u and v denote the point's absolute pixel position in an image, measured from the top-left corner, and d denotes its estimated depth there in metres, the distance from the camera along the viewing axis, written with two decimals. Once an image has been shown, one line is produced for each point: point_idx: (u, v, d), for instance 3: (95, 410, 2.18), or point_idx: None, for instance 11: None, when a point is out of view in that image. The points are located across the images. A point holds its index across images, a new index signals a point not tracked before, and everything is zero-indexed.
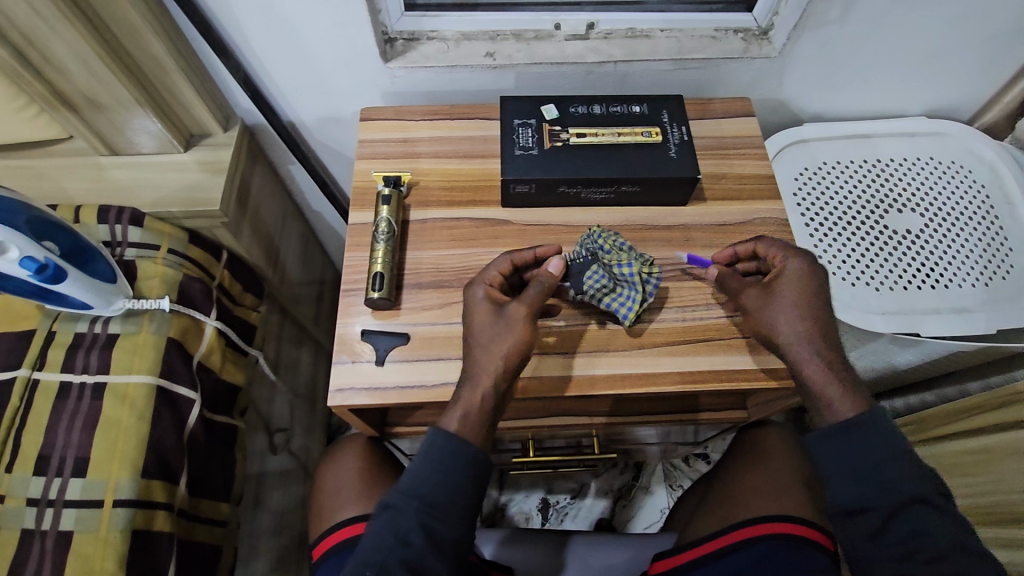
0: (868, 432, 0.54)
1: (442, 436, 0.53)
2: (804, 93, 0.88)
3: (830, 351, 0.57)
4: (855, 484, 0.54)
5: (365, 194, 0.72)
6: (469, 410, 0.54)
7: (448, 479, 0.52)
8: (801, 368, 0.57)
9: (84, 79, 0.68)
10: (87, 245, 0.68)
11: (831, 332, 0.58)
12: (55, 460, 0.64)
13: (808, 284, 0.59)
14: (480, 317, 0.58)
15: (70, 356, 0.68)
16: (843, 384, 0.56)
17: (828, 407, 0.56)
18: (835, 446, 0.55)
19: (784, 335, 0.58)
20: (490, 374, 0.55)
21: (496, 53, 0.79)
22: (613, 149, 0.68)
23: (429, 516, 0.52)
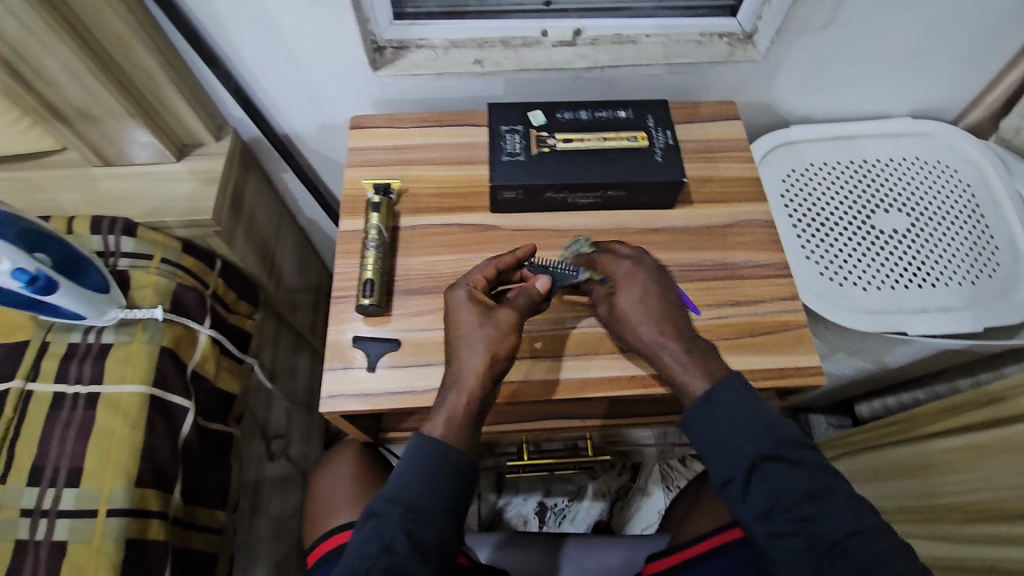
0: (718, 404, 0.53)
1: (426, 441, 0.53)
2: (790, 96, 0.89)
3: (674, 341, 0.56)
4: (729, 452, 0.51)
5: (355, 201, 0.73)
6: (454, 414, 0.54)
7: (434, 484, 0.52)
8: (661, 368, 0.56)
9: (75, 92, 0.68)
10: (79, 255, 0.69)
11: (673, 321, 0.57)
12: (49, 471, 0.64)
13: (640, 286, 0.58)
14: (465, 321, 0.57)
15: (64, 366, 0.69)
16: (694, 366, 0.55)
17: (687, 391, 0.55)
18: (711, 434, 0.52)
19: (639, 340, 0.57)
20: (476, 376, 0.54)
21: (484, 60, 0.80)
22: (599, 154, 0.69)
23: (413, 522, 0.51)
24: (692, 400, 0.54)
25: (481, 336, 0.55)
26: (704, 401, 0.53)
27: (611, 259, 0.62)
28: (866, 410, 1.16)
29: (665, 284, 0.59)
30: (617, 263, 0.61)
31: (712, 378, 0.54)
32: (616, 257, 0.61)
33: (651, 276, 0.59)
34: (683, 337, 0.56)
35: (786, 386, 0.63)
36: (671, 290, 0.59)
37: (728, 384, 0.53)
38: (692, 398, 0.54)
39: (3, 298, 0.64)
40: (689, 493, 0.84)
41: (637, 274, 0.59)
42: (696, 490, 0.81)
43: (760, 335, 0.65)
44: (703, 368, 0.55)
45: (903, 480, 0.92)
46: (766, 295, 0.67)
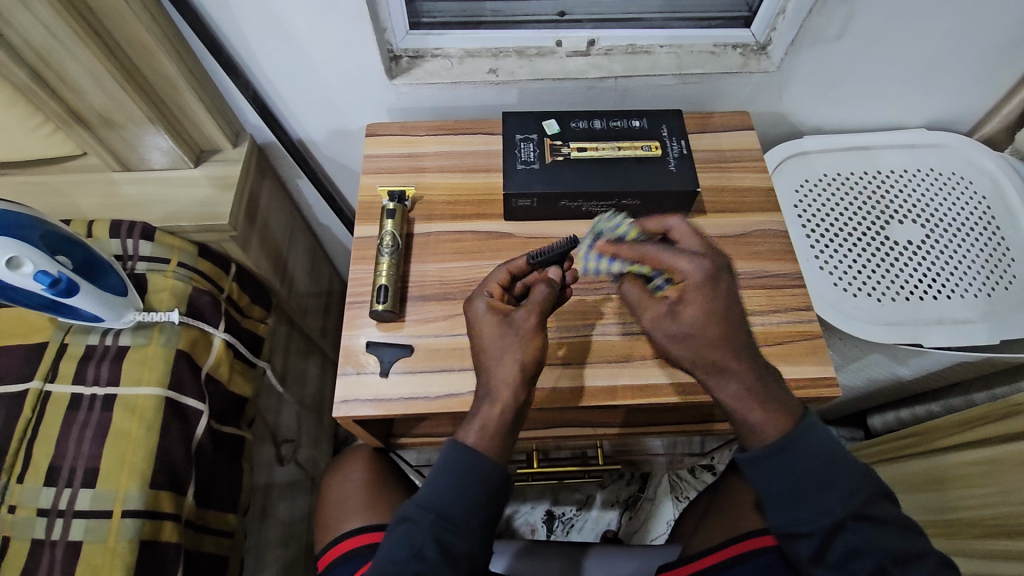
0: (800, 450, 0.52)
1: (460, 448, 0.53)
2: (804, 107, 0.89)
3: (750, 375, 0.52)
4: (796, 508, 0.53)
5: (370, 207, 0.74)
6: (487, 423, 0.53)
7: (466, 493, 0.52)
8: (725, 398, 0.53)
9: (97, 97, 0.70)
10: (100, 259, 0.69)
11: (746, 346, 0.52)
12: (65, 472, 0.65)
13: (715, 302, 0.51)
14: (489, 332, 0.56)
15: (81, 368, 0.70)
16: (762, 404, 0.52)
17: (753, 427, 0.53)
18: (763, 472, 0.53)
19: (702, 358, 0.51)
20: (507, 385, 0.53)
21: (498, 69, 0.81)
22: (614, 163, 0.69)
23: (445, 529, 0.52)
24: (760, 438, 0.53)
25: (508, 346, 0.54)
26: (779, 447, 0.53)
27: (679, 257, 0.53)
28: (879, 423, 1.15)
29: (737, 295, 0.52)
30: (688, 265, 0.52)
31: (788, 417, 0.53)
32: (684, 254, 0.53)
33: (718, 294, 0.51)
34: (755, 365, 0.52)
35: (801, 397, 0.62)
36: (738, 307, 0.52)
37: (805, 427, 0.53)
38: (764, 440, 0.53)
39: (25, 299, 0.65)
40: (700, 504, 0.83)
41: (714, 280, 0.52)
42: (707, 502, 0.81)
43: (773, 345, 0.65)
44: (779, 406, 0.53)
45: (917, 494, 0.91)
46: (780, 305, 0.67)
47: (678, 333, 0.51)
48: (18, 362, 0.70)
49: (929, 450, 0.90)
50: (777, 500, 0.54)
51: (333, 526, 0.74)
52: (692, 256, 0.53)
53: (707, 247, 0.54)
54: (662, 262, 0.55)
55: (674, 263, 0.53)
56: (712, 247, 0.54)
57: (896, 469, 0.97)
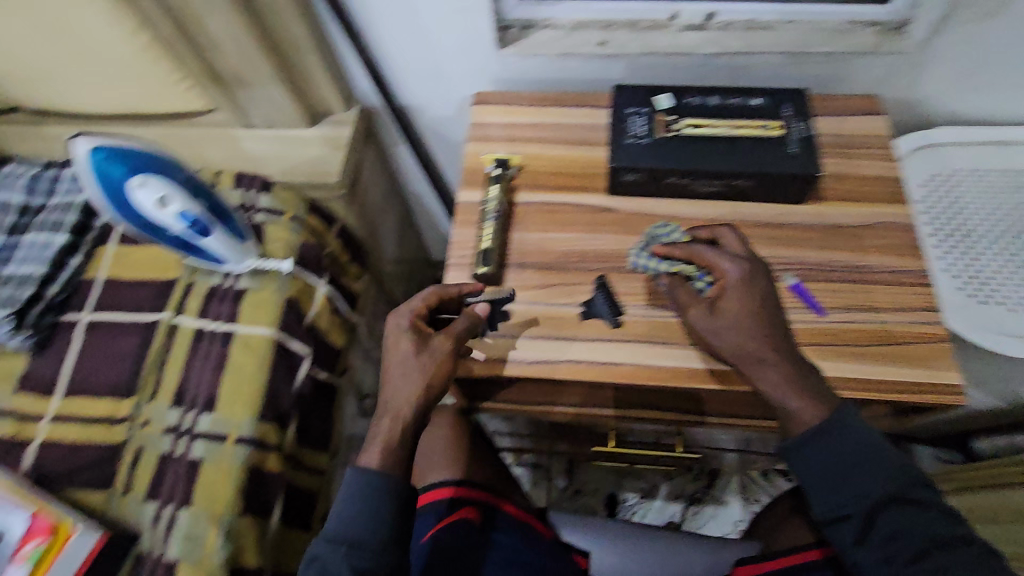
0: (835, 434, 0.52)
1: (357, 475, 0.54)
2: (940, 94, 0.81)
3: (785, 364, 0.53)
4: (834, 490, 0.52)
5: (474, 173, 0.75)
6: (386, 441, 0.55)
7: (370, 514, 0.52)
8: (761, 388, 0.54)
9: (233, 56, 0.75)
10: (225, 206, 0.75)
11: (779, 340, 0.54)
12: (190, 396, 0.71)
13: (753, 297, 0.55)
14: (394, 350, 0.57)
15: (205, 305, 0.76)
16: (804, 393, 0.53)
17: (794, 416, 0.53)
18: (801, 458, 0.53)
19: (735, 349, 0.54)
20: (409, 403, 0.55)
21: (609, 42, 0.79)
22: (728, 142, 0.66)
23: (355, 555, 0.51)
24: (796, 429, 0.53)
25: (416, 365, 0.56)
26: (815, 434, 0.52)
27: (722, 257, 0.57)
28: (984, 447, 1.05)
29: (776, 297, 0.56)
30: (728, 267, 0.56)
31: (823, 405, 0.53)
32: (728, 255, 0.57)
33: (761, 289, 0.55)
34: (789, 356, 0.54)
35: (919, 401, 0.58)
36: (778, 305, 0.56)
37: (844, 422, 0.52)
38: (794, 430, 0.53)
39: (162, 237, 0.71)
40: (780, 505, 0.80)
41: (753, 280, 0.56)
42: (790, 503, 0.78)
43: (889, 345, 0.61)
44: (815, 398, 0.53)
45: None
46: (901, 303, 0.63)
47: (715, 327, 0.55)
48: (153, 295, 0.77)
49: None
50: (815, 485, 0.52)
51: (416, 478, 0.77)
52: (731, 260, 0.57)
53: (748, 253, 0.58)
54: (707, 264, 0.58)
55: (718, 263, 0.57)
56: (751, 254, 0.58)
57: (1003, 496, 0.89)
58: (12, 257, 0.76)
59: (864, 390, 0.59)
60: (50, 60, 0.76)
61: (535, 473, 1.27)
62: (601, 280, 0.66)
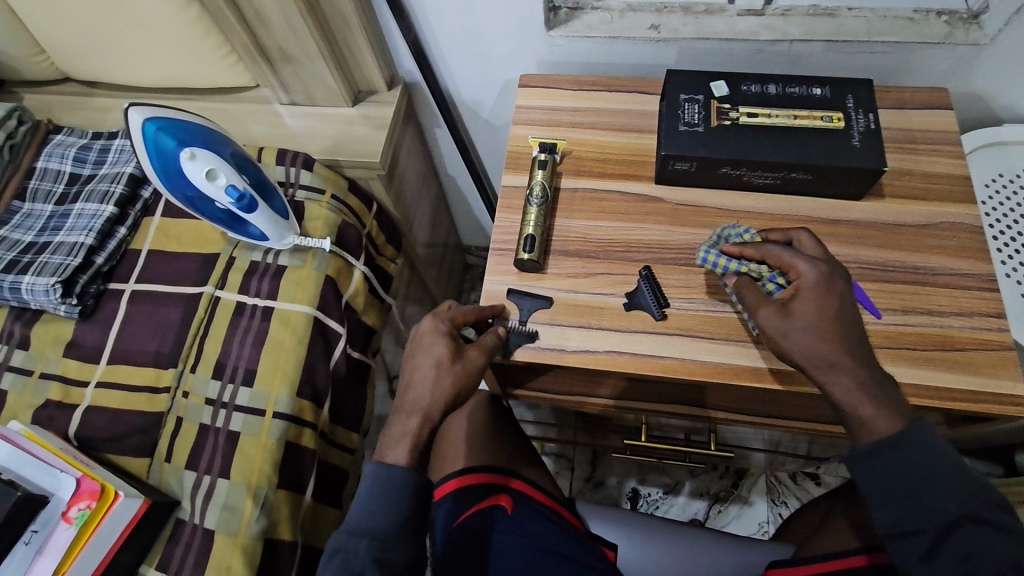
0: (905, 447, 0.50)
1: (381, 471, 0.54)
2: (1013, 89, 0.77)
3: (862, 371, 0.52)
4: (902, 506, 0.51)
5: (518, 157, 0.73)
6: (409, 440, 0.55)
7: (394, 506, 0.53)
8: (835, 392, 0.52)
9: (281, 31, 0.74)
10: (268, 183, 0.75)
11: (854, 345, 0.52)
12: (229, 369, 0.72)
13: (829, 301, 0.53)
14: (423, 356, 0.57)
15: (246, 280, 0.77)
16: (876, 401, 0.51)
17: (864, 424, 0.52)
18: (868, 470, 0.52)
19: (812, 352, 0.52)
20: (433, 408, 0.55)
21: (661, 26, 0.76)
22: (787, 132, 0.64)
23: (380, 548, 0.52)
24: (867, 436, 0.52)
25: (448, 372, 0.56)
26: (886, 446, 0.51)
27: (797, 257, 0.55)
28: None
29: (851, 300, 0.54)
30: (804, 268, 0.54)
31: (897, 417, 0.51)
32: (803, 256, 0.55)
33: (838, 294, 0.53)
34: (866, 362, 0.52)
35: (978, 412, 0.56)
36: (854, 310, 0.54)
37: (917, 432, 0.51)
38: (865, 437, 0.52)
39: (207, 211, 0.71)
40: (816, 509, 0.78)
41: (828, 283, 0.53)
42: (826, 508, 0.76)
43: (950, 351, 0.58)
44: (889, 407, 0.51)
45: None
46: (963, 308, 0.60)
47: (787, 329, 0.52)
48: (196, 268, 0.78)
49: None
50: (882, 500, 0.51)
51: (447, 461, 0.77)
52: (807, 260, 0.54)
53: (822, 254, 0.56)
54: (780, 263, 0.56)
55: (792, 263, 0.55)
56: (829, 257, 0.56)
57: None
58: (62, 225, 0.78)
59: (921, 399, 0.56)
60: (102, 31, 0.77)
61: (558, 463, 1.27)
62: (644, 270, 0.64)
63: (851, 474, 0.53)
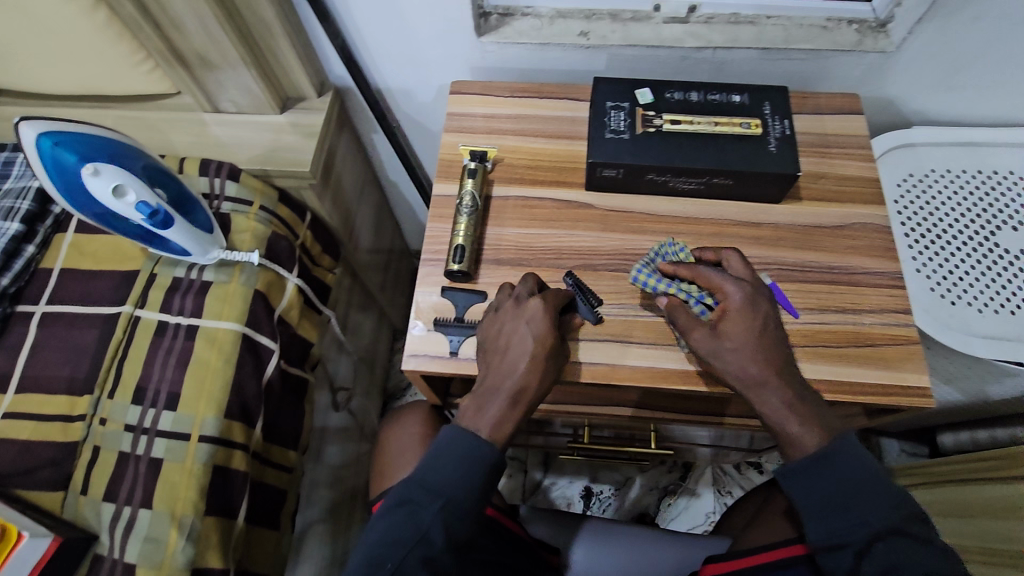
0: (840, 464, 0.53)
1: (467, 439, 0.55)
2: (919, 94, 0.81)
3: (790, 389, 0.54)
4: (833, 519, 0.53)
5: (450, 166, 0.73)
6: (504, 424, 0.55)
7: (470, 478, 0.55)
8: (766, 411, 0.55)
9: (198, 37, 0.71)
10: (190, 195, 0.72)
11: (782, 364, 0.55)
12: (150, 393, 0.69)
13: (754, 321, 0.55)
14: (522, 336, 0.56)
15: (168, 298, 0.73)
16: (805, 417, 0.54)
17: (793, 441, 0.54)
18: (802, 484, 0.54)
19: (744, 372, 0.54)
20: (529, 395, 0.56)
21: (590, 32, 0.77)
22: (708, 139, 0.65)
23: (448, 516, 0.54)
24: (796, 452, 0.54)
25: (551, 362, 0.57)
26: (814, 459, 0.53)
27: (726, 279, 0.57)
28: (949, 441, 1.08)
29: (775, 320, 0.57)
30: (732, 290, 0.56)
31: (824, 431, 0.54)
32: (730, 277, 0.57)
33: (763, 314, 0.56)
34: (794, 381, 0.55)
35: (888, 405, 0.59)
36: (781, 331, 0.57)
37: (846, 445, 0.54)
38: (796, 452, 0.54)
39: (122, 228, 0.68)
40: (753, 500, 0.81)
41: (754, 304, 0.56)
42: (760, 499, 0.79)
43: (863, 346, 0.61)
44: (816, 422, 0.54)
45: (980, 520, 0.85)
46: (873, 305, 0.63)
47: (725, 346, 0.55)
48: (114, 286, 0.74)
49: (1003, 477, 0.82)
50: (815, 512, 0.54)
51: (390, 475, 0.76)
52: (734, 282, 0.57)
53: (749, 277, 0.59)
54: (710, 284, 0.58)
55: (722, 285, 0.57)
56: (754, 279, 0.59)
57: (963, 492, 0.90)
58: None
59: (832, 394, 0.59)
60: None
61: (510, 466, 1.27)
62: (569, 276, 0.64)
63: (787, 488, 0.55)
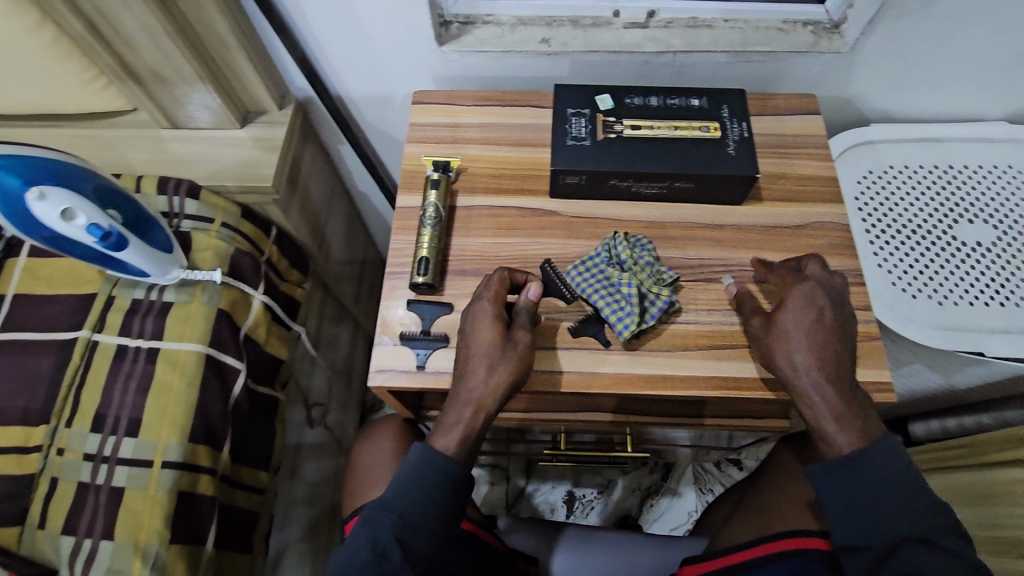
0: (874, 466, 0.52)
1: (424, 453, 0.56)
2: (875, 92, 0.83)
3: (845, 390, 0.53)
4: (857, 522, 0.53)
5: (413, 177, 0.72)
6: (459, 430, 0.56)
7: (425, 494, 0.55)
8: (810, 409, 0.54)
9: (151, 54, 0.69)
10: (148, 214, 0.70)
11: (843, 360, 0.54)
12: (110, 420, 0.67)
13: (824, 319, 0.54)
14: (472, 339, 0.57)
15: (128, 320, 0.71)
16: (849, 416, 0.53)
17: (828, 441, 0.54)
18: (834, 485, 0.54)
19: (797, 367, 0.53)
20: (487, 394, 0.55)
21: (551, 39, 0.77)
22: (668, 143, 0.66)
23: (403, 530, 0.55)
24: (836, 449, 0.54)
25: (499, 356, 0.56)
26: (845, 462, 0.53)
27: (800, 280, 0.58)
28: None
29: (848, 322, 0.55)
30: (797, 291, 0.56)
31: (866, 437, 0.53)
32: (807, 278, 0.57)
33: (835, 312, 0.55)
34: (848, 383, 0.53)
35: None
36: (849, 330, 0.55)
37: (881, 445, 0.53)
38: (832, 451, 0.54)
39: (76, 251, 0.66)
40: (730, 500, 0.82)
41: (815, 300, 0.55)
42: (736, 497, 0.80)
43: None
44: (858, 425, 0.53)
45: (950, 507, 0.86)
46: None
47: (782, 340, 0.55)
48: (69, 310, 0.72)
49: (970, 465, 0.84)
50: (841, 513, 0.54)
51: (365, 491, 0.75)
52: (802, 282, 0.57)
53: (824, 278, 0.58)
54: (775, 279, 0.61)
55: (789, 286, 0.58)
56: (829, 282, 0.58)
57: (932, 480, 0.92)
58: None
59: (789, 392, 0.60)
60: None
61: (492, 473, 1.26)
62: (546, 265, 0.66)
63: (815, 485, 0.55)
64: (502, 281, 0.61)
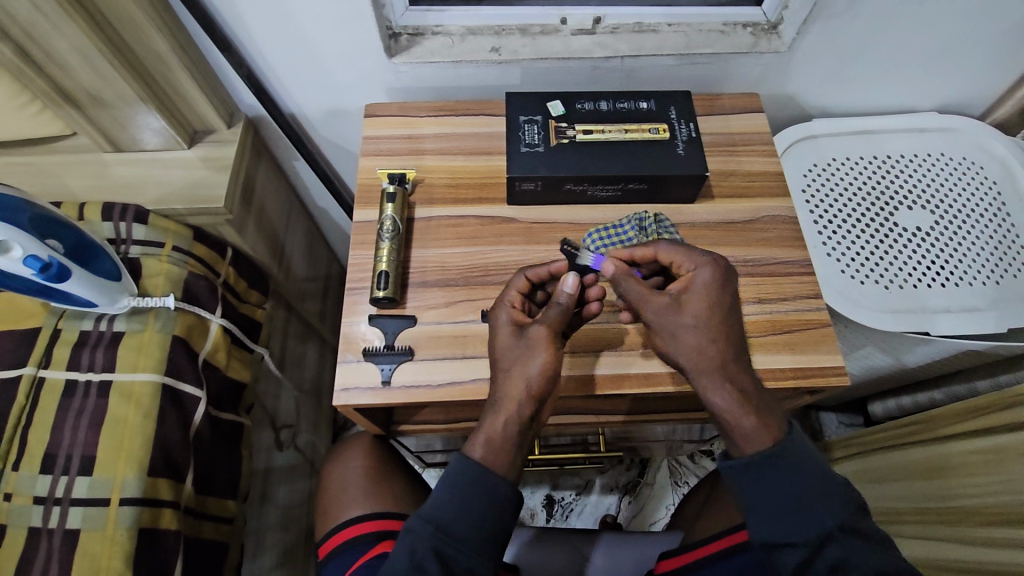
0: (790, 459, 0.53)
1: (469, 462, 0.53)
2: (816, 88, 0.86)
3: (741, 381, 0.54)
4: (776, 515, 0.52)
5: (369, 191, 0.72)
6: (494, 439, 0.53)
7: (473, 508, 0.52)
8: (710, 396, 0.54)
9: (87, 76, 0.67)
10: (92, 242, 0.68)
11: (734, 351, 0.55)
12: (61, 459, 0.64)
13: (712, 299, 0.56)
14: (499, 348, 0.56)
15: (76, 354, 0.68)
16: (755, 411, 0.53)
17: (743, 437, 0.53)
18: (753, 478, 0.53)
19: (694, 355, 0.54)
20: (514, 399, 0.53)
21: (501, 48, 0.77)
22: (619, 147, 0.67)
23: (443, 541, 0.51)
24: (749, 447, 0.53)
25: (519, 358, 0.54)
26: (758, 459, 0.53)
27: (694, 258, 0.58)
28: (879, 409, 1.15)
29: (735, 311, 0.57)
30: (695, 274, 0.57)
31: (771, 431, 0.53)
32: (701, 261, 0.58)
33: (714, 302, 0.56)
34: (737, 365, 0.55)
35: (809, 386, 0.62)
36: (729, 311, 0.56)
37: (793, 442, 0.53)
38: (743, 449, 0.53)
39: (15, 284, 0.63)
40: (703, 491, 0.83)
41: (716, 289, 0.57)
42: (708, 489, 0.81)
43: (781, 334, 0.64)
44: (764, 423, 0.53)
45: (911, 483, 0.89)
46: (788, 292, 0.66)
47: (671, 317, 0.56)
48: (11, 347, 0.69)
49: (924, 440, 0.87)
50: (759, 509, 0.53)
51: (338, 511, 0.74)
52: (699, 264, 0.58)
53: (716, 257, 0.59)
54: (673, 263, 0.59)
55: (681, 263, 0.59)
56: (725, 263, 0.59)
57: (887, 458, 0.96)
58: None
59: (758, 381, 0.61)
60: None
61: None
62: (569, 243, 0.64)
63: (733, 483, 0.54)
64: (524, 283, 0.60)
